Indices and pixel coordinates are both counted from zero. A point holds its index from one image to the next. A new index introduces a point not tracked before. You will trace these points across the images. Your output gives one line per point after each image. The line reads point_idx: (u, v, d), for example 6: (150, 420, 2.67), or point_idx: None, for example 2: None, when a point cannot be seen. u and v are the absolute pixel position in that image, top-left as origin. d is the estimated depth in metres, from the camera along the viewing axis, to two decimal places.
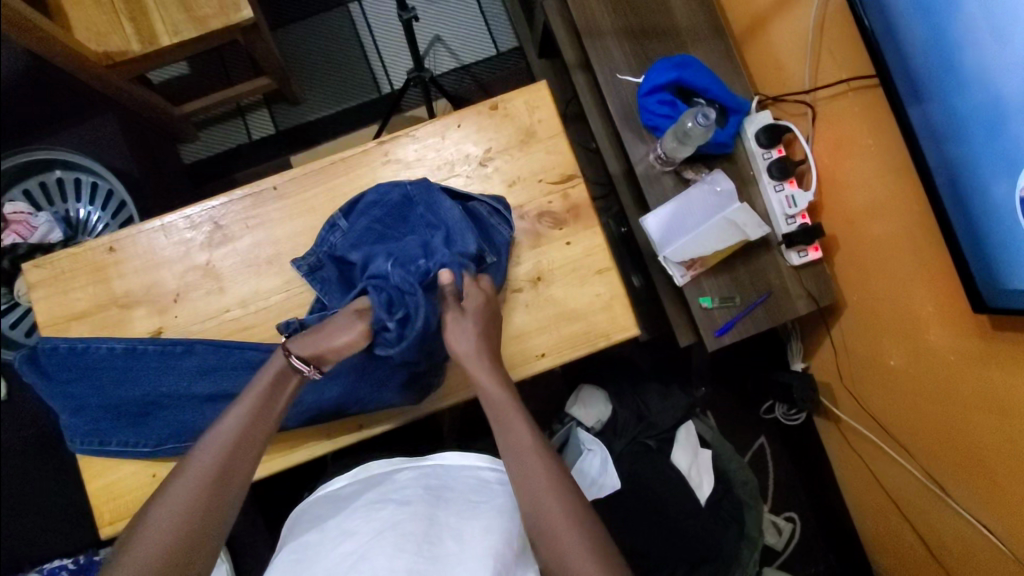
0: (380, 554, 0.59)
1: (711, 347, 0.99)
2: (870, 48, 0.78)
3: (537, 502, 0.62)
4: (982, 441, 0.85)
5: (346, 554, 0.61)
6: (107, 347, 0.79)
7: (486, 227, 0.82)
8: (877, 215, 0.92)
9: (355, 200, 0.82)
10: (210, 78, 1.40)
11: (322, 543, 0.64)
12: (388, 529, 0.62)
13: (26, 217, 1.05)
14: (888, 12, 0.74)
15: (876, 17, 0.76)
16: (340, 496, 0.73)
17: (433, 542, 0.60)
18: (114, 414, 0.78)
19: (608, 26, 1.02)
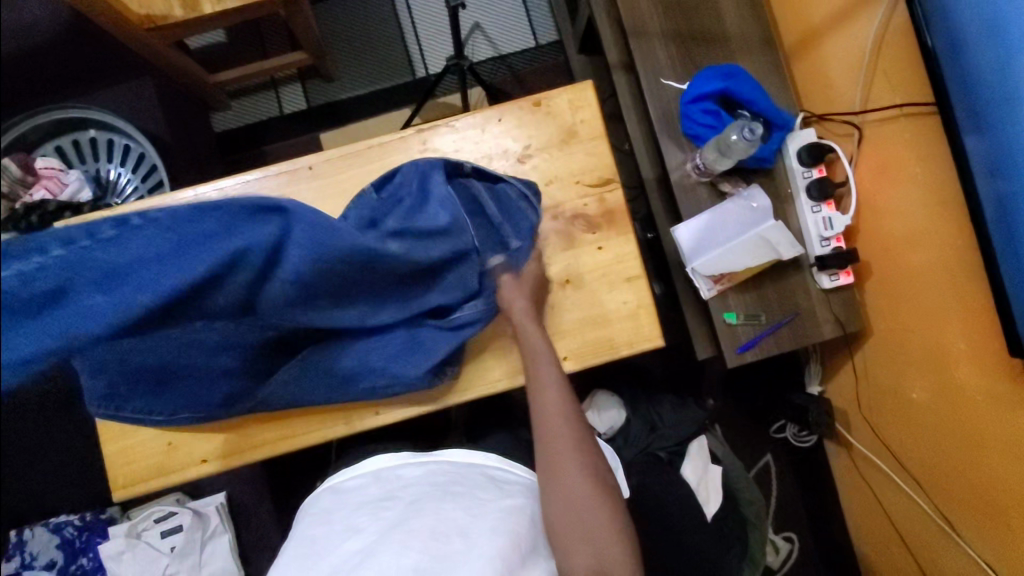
0: (389, 550, 0.60)
1: (731, 363, 0.98)
2: (933, 69, 0.76)
3: (558, 463, 0.67)
4: (1002, 485, 0.83)
5: (352, 553, 0.62)
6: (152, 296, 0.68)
7: (514, 211, 0.80)
8: (914, 245, 0.90)
9: (392, 174, 0.80)
10: (246, 48, 1.40)
11: (329, 536, 0.66)
12: (395, 528, 0.63)
13: (57, 173, 1.05)
14: (954, 33, 0.72)
15: (941, 38, 0.74)
16: (344, 489, 0.73)
17: (441, 539, 0.61)
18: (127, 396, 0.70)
19: (656, 29, 1.00)
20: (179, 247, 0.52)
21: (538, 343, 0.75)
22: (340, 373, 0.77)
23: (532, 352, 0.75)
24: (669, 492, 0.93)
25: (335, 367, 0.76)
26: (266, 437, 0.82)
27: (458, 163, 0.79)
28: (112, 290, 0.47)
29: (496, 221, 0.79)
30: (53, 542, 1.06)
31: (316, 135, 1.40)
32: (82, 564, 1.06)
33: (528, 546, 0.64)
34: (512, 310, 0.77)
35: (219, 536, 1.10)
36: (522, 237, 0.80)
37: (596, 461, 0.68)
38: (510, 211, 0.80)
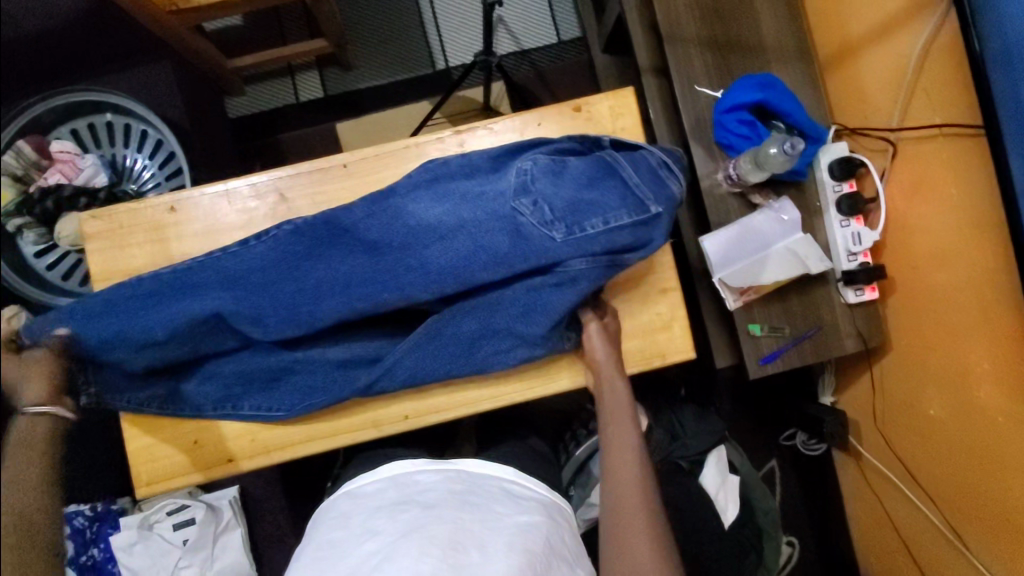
0: (406, 555, 0.58)
1: (753, 374, 0.98)
2: (978, 75, 0.72)
3: (624, 531, 0.66)
4: (1019, 508, 0.84)
5: (370, 553, 0.61)
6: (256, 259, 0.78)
7: (656, 178, 0.76)
8: (942, 264, 0.90)
9: (529, 146, 0.79)
10: (263, 31, 1.36)
11: (348, 539, 0.63)
12: (411, 532, 0.61)
13: (74, 158, 1.03)
14: (1009, 40, 0.69)
15: (991, 44, 0.71)
16: (362, 494, 0.69)
17: (458, 549, 0.60)
18: (244, 385, 0.81)
19: (692, 34, 0.98)
20: (280, 269, 0.77)
21: (621, 397, 0.78)
22: (477, 341, 0.79)
23: (609, 408, 0.77)
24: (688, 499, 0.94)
25: (471, 334, 0.79)
26: (293, 437, 0.82)
27: (596, 138, 0.79)
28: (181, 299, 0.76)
29: (632, 189, 0.75)
30: None
31: (333, 125, 1.37)
32: (92, 555, 1.04)
33: (545, 563, 0.62)
34: (599, 365, 0.79)
35: (231, 530, 1.10)
36: (659, 203, 0.74)
37: (663, 538, 0.66)
38: (650, 180, 0.75)
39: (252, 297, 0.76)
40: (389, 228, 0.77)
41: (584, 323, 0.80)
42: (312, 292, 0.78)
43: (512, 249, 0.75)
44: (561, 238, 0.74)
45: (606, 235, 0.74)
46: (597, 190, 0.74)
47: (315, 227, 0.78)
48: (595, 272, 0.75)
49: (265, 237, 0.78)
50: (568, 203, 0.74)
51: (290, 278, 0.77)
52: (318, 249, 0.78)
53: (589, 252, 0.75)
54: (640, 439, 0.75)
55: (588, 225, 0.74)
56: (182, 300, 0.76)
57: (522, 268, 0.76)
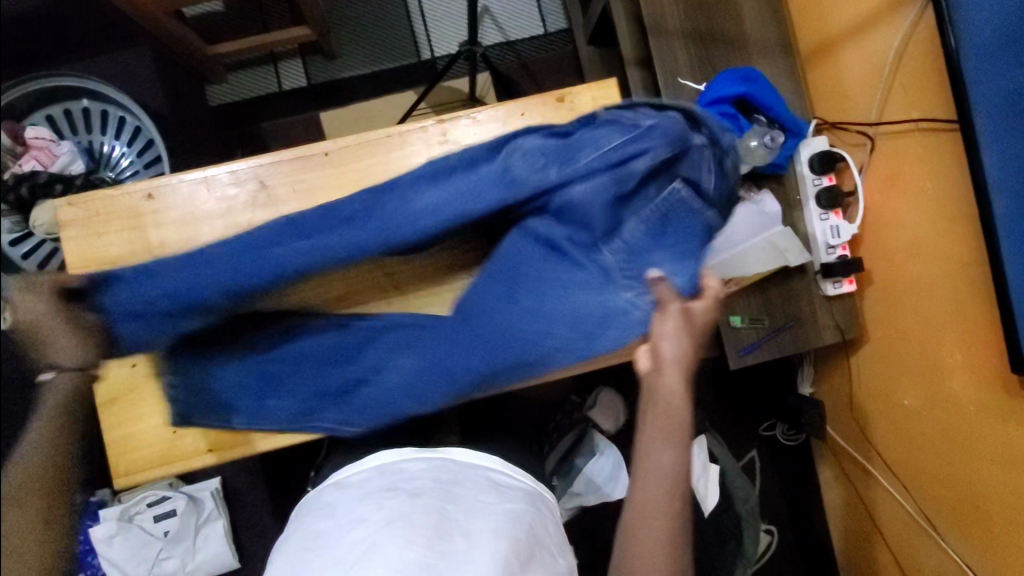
0: (392, 542, 0.58)
1: (734, 365, 0.99)
2: (952, 72, 0.74)
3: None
4: (988, 494, 0.87)
5: (355, 542, 0.60)
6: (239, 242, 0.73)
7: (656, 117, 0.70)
8: (917, 258, 0.92)
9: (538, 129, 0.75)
10: (245, 18, 1.34)
11: (333, 528, 0.62)
12: (397, 520, 0.60)
13: (49, 144, 1.02)
14: (983, 39, 0.70)
15: (963, 40, 0.72)
16: (349, 485, 0.69)
17: (444, 538, 0.59)
18: (285, 382, 0.81)
19: (676, 26, 0.99)
20: (270, 251, 0.72)
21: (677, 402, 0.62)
22: (508, 317, 0.74)
23: (652, 433, 0.62)
24: None
25: (528, 308, 0.73)
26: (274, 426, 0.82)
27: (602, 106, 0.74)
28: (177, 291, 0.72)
29: (639, 124, 0.69)
30: None
31: (316, 114, 1.36)
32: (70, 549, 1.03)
33: (529, 551, 0.62)
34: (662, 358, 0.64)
35: (213, 521, 1.09)
36: (667, 128, 0.68)
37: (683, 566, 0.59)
38: (654, 113, 0.71)
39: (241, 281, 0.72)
40: (394, 208, 0.72)
41: (663, 303, 0.66)
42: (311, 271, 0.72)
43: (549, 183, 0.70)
44: (557, 175, 0.70)
45: (611, 164, 0.68)
46: (590, 137, 0.71)
47: (304, 215, 0.73)
48: (601, 191, 0.68)
49: (252, 228, 0.74)
50: (557, 148, 0.71)
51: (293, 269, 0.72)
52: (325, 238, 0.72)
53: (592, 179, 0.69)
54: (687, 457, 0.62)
55: (582, 159, 0.69)
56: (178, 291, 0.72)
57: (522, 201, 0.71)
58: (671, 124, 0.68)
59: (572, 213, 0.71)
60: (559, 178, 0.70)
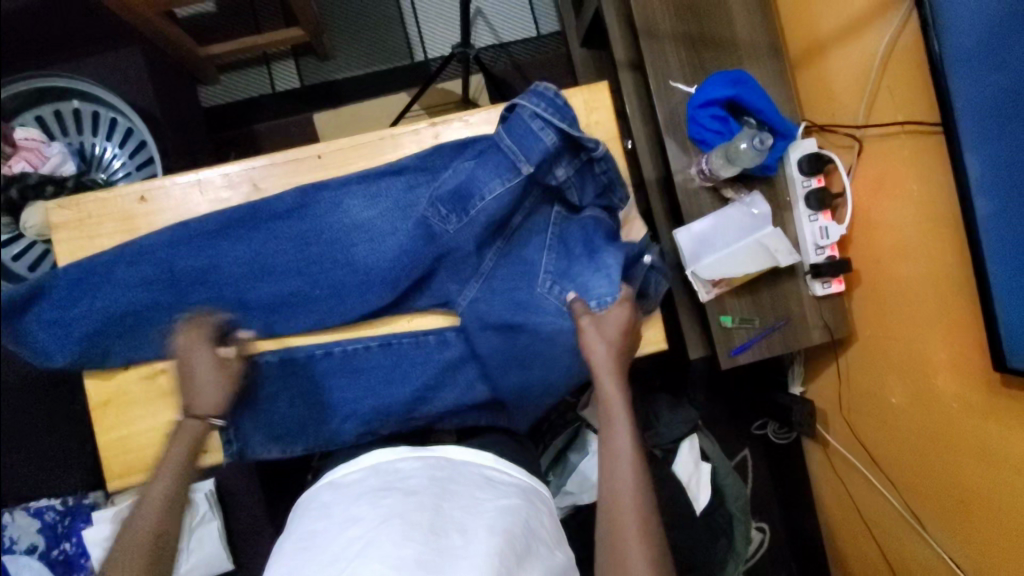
0: (389, 538, 0.58)
1: (725, 364, 1.01)
2: (936, 77, 0.76)
3: (619, 542, 0.63)
4: (970, 488, 0.89)
5: (352, 539, 0.60)
6: (188, 243, 0.79)
7: (524, 132, 0.74)
8: (903, 257, 0.94)
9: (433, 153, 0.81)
10: (237, 20, 1.34)
11: (329, 526, 0.62)
12: (394, 517, 0.60)
13: (40, 145, 1.00)
14: (966, 44, 0.71)
15: (947, 46, 0.74)
16: (344, 484, 0.69)
17: (440, 534, 0.60)
18: (314, 407, 0.83)
19: (667, 29, 1.00)
20: (207, 252, 0.79)
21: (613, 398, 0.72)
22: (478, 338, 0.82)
23: (607, 407, 0.72)
24: (660, 487, 0.95)
25: (489, 330, 0.81)
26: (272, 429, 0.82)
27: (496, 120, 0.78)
28: (111, 293, 0.77)
29: (511, 154, 0.75)
30: (33, 526, 1.05)
31: (309, 116, 1.36)
32: (65, 549, 1.03)
33: (525, 546, 0.63)
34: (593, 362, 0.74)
35: (207, 523, 1.09)
36: (532, 161, 0.75)
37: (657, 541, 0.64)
38: (521, 135, 0.75)
39: (179, 285, 0.79)
40: (322, 223, 0.81)
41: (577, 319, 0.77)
42: (247, 277, 0.80)
43: (475, 232, 0.79)
44: (455, 227, 0.79)
45: (495, 204, 0.77)
46: (476, 169, 0.77)
47: (237, 217, 0.79)
48: (479, 233, 0.79)
49: (190, 232, 0.79)
50: (453, 189, 0.78)
51: (238, 275, 0.80)
52: (290, 255, 0.81)
53: (481, 226, 0.79)
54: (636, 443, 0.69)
55: (473, 204, 0.77)
56: (115, 290, 0.77)
57: (424, 245, 0.80)
58: (541, 145, 0.75)
59: (501, 253, 0.83)
60: (445, 229, 0.79)
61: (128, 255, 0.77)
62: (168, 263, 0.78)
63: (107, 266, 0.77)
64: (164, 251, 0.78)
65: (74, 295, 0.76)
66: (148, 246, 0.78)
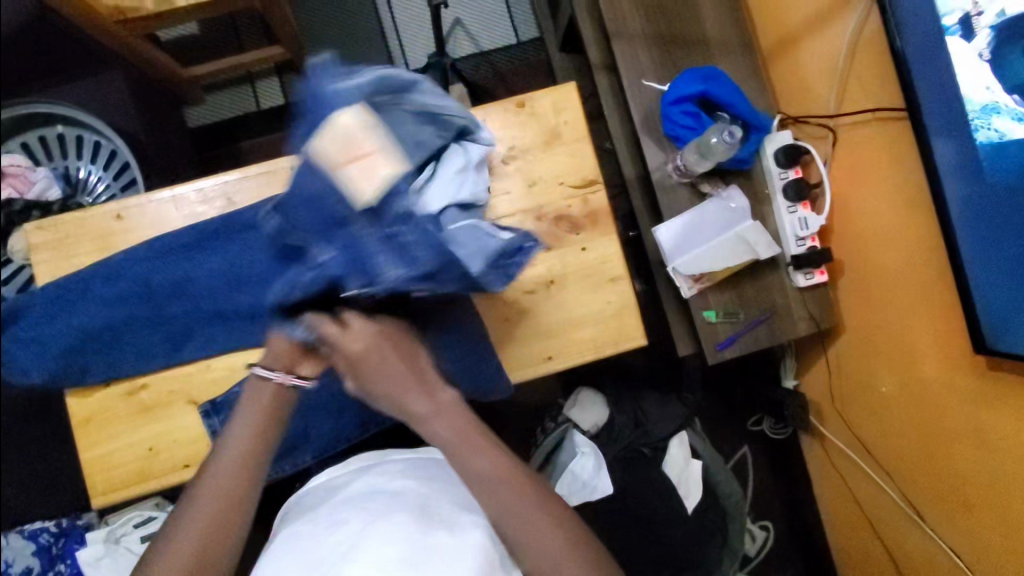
0: (374, 535, 0.56)
1: (711, 360, 1.00)
2: (899, 65, 0.76)
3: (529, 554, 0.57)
4: (964, 474, 0.88)
5: (338, 538, 0.58)
6: (160, 258, 0.80)
7: None
8: (883, 244, 0.93)
9: None
10: (219, 41, 1.36)
11: (313, 530, 0.61)
12: (380, 514, 0.59)
13: (25, 170, 1.02)
14: (924, 31, 0.72)
15: (906, 35, 0.75)
16: (331, 489, 0.68)
17: (427, 531, 0.58)
18: (302, 419, 0.81)
19: (637, 29, 1.00)
20: (181, 267, 0.80)
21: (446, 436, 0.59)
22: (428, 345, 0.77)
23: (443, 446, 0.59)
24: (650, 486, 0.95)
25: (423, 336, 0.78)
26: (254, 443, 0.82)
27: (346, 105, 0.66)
28: (86, 309, 0.78)
29: None
30: (27, 549, 1.04)
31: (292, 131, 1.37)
32: (59, 570, 1.02)
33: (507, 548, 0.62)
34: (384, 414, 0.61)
35: None
36: None
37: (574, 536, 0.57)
38: None
39: (153, 300, 0.80)
40: None
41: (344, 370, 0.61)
42: (224, 290, 0.81)
43: None
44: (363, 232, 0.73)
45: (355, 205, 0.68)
46: None
47: (212, 231, 0.80)
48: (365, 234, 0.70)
49: (164, 247, 0.80)
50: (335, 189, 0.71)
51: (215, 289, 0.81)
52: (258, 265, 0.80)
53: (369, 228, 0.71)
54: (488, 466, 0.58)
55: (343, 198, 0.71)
56: (90, 307, 0.78)
57: None
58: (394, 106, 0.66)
59: None
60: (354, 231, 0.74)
61: (102, 272, 0.79)
62: (144, 278, 0.79)
63: (83, 283, 0.79)
64: (140, 266, 0.79)
65: (51, 312, 0.78)
66: (122, 263, 0.79)
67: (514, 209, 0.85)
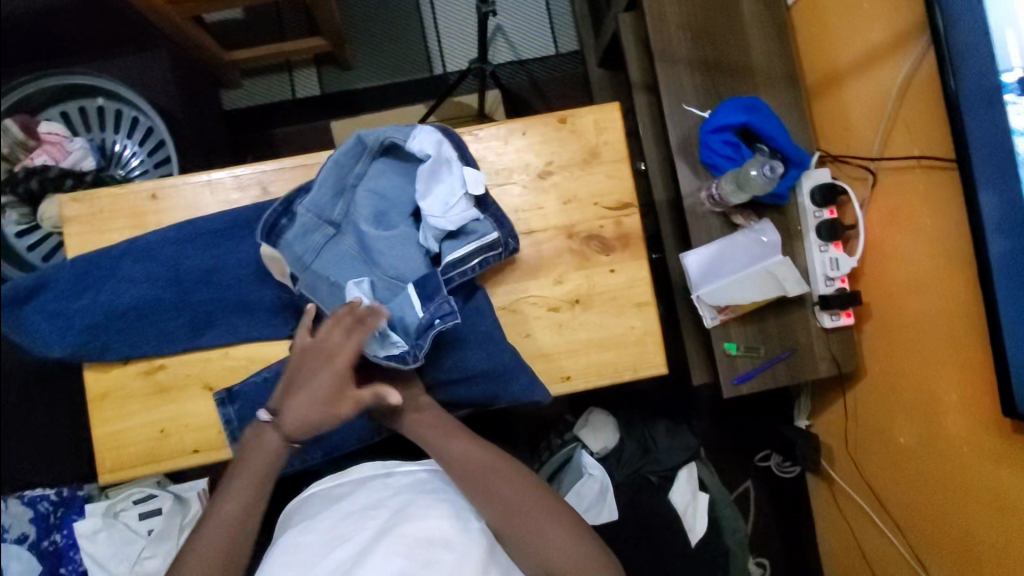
0: (375, 555, 0.56)
1: (727, 393, 0.98)
2: (953, 115, 0.75)
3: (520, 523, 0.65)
4: (978, 536, 0.86)
5: (341, 561, 0.58)
6: (192, 243, 0.80)
7: None
8: (917, 293, 0.91)
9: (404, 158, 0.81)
10: (263, 27, 1.37)
11: (314, 544, 0.60)
12: (382, 536, 0.58)
13: (62, 140, 0.99)
14: (980, 85, 0.71)
15: (963, 85, 0.73)
16: (332, 498, 0.67)
17: (428, 552, 0.57)
18: None
19: (683, 54, 1.00)
20: (212, 254, 0.80)
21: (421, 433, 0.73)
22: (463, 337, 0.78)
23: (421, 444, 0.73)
24: (656, 515, 0.93)
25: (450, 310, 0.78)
26: None
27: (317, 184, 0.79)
28: (113, 288, 0.78)
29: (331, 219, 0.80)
30: (24, 517, 1.04)
31: (326, 122, 1.38)
32: (54, 541, 1.03)
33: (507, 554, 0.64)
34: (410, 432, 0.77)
35: None
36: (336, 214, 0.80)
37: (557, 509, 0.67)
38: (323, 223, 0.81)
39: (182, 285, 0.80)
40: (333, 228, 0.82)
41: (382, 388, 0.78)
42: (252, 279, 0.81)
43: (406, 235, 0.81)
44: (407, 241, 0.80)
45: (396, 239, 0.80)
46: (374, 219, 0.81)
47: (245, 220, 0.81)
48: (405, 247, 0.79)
49: (198, 232, 0.80)
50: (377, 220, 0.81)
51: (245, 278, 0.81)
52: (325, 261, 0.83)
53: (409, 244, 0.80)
54: (471, 445, 0.71)
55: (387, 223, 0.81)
56: (118, 286, 0.78)
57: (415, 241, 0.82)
58: (396, 175, 0.81)
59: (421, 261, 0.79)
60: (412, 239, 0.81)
61: (133, 251, 0.79)
62: (174, 261, 0.80)
63: (113, 262, 0.79)
64: (169, 249, 0.79)
65: (78, 286, 0.78)
66: (154, 243, 0.79)
67: (546, 225, 0.84)
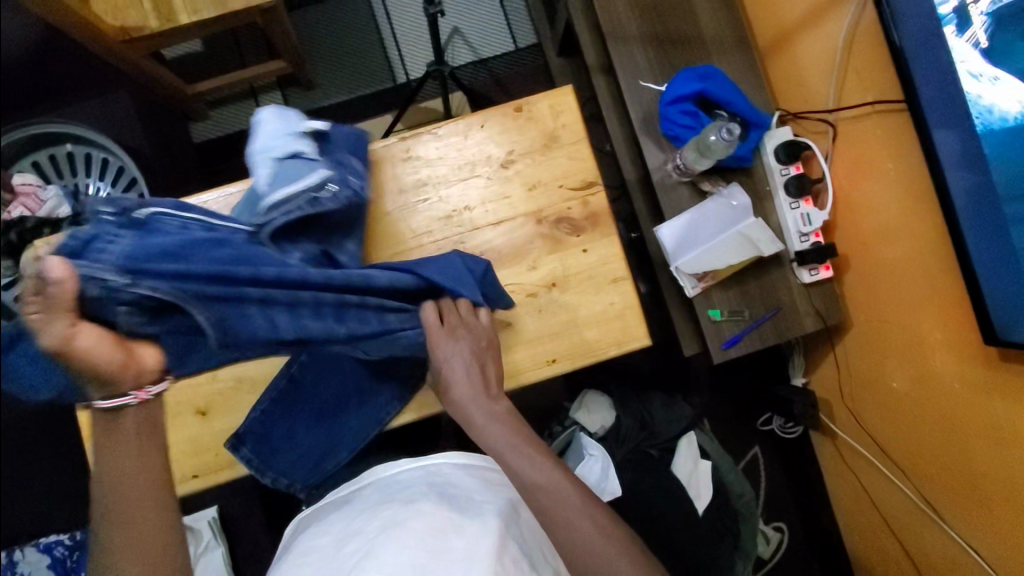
0: (386, 549, 0.55)
1: (716, 359, 1.00)
2: (898, 60, 0.76)
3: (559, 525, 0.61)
4: (982, 470, 0.86)
5: (354, 550, 0.58)
6: None
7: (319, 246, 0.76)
8: (891, 238, 0.92)
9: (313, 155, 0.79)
10: (224, 56, 1.39)
11: (326, 544, 0.61)
12: (392, 526, 0.58)
13: (35, 189, 1.04)
14: (920, 25, 0.72)
15: (904, 30, 0.75)
16: (349, 502, 0.69)
17: (438, 540, 0.57)
18: (324, 420, 0.84)
19: (633, 31, 1.01)
20: None
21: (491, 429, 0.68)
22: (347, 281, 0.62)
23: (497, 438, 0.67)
24: (661, 487, 0.94)
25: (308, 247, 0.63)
26: (276, 456, 0.83)
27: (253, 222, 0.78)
28: None
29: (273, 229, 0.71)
30: (43, 562, 1.06)
31: None
32: None
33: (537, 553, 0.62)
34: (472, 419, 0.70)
35: (212, 550, 1.08)
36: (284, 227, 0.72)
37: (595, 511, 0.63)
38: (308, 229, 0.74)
39: None
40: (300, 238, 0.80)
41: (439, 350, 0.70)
42: None
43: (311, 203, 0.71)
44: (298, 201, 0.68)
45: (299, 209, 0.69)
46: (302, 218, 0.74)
47: None
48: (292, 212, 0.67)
49: None
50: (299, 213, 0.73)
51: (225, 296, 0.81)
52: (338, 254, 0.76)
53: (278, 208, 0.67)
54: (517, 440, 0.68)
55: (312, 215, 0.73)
56: None
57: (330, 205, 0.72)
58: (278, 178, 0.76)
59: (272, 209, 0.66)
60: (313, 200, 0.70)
61: None
62: None
63: None
64: None
65: None
66: None
67: (515, 213, 0.85)
